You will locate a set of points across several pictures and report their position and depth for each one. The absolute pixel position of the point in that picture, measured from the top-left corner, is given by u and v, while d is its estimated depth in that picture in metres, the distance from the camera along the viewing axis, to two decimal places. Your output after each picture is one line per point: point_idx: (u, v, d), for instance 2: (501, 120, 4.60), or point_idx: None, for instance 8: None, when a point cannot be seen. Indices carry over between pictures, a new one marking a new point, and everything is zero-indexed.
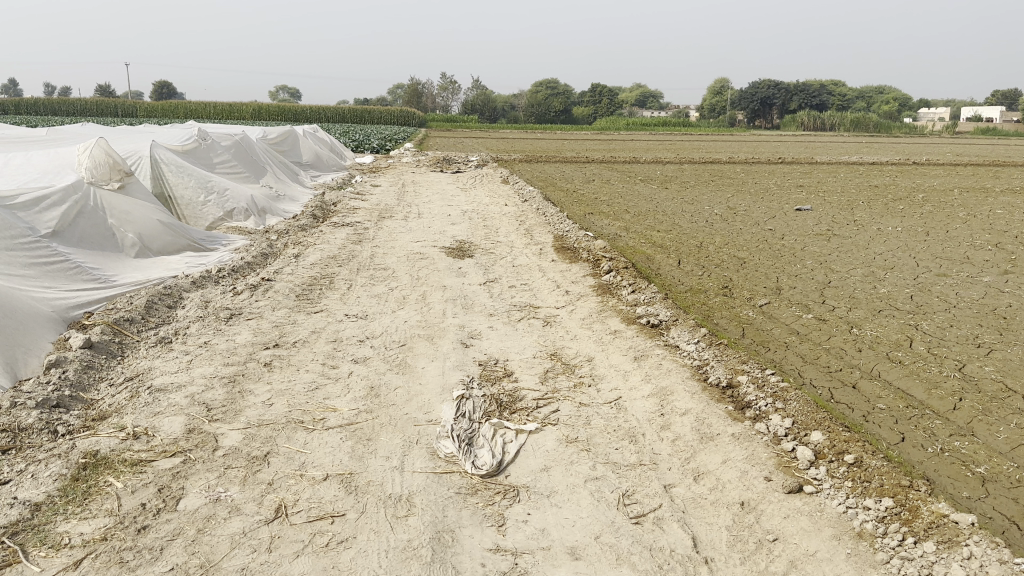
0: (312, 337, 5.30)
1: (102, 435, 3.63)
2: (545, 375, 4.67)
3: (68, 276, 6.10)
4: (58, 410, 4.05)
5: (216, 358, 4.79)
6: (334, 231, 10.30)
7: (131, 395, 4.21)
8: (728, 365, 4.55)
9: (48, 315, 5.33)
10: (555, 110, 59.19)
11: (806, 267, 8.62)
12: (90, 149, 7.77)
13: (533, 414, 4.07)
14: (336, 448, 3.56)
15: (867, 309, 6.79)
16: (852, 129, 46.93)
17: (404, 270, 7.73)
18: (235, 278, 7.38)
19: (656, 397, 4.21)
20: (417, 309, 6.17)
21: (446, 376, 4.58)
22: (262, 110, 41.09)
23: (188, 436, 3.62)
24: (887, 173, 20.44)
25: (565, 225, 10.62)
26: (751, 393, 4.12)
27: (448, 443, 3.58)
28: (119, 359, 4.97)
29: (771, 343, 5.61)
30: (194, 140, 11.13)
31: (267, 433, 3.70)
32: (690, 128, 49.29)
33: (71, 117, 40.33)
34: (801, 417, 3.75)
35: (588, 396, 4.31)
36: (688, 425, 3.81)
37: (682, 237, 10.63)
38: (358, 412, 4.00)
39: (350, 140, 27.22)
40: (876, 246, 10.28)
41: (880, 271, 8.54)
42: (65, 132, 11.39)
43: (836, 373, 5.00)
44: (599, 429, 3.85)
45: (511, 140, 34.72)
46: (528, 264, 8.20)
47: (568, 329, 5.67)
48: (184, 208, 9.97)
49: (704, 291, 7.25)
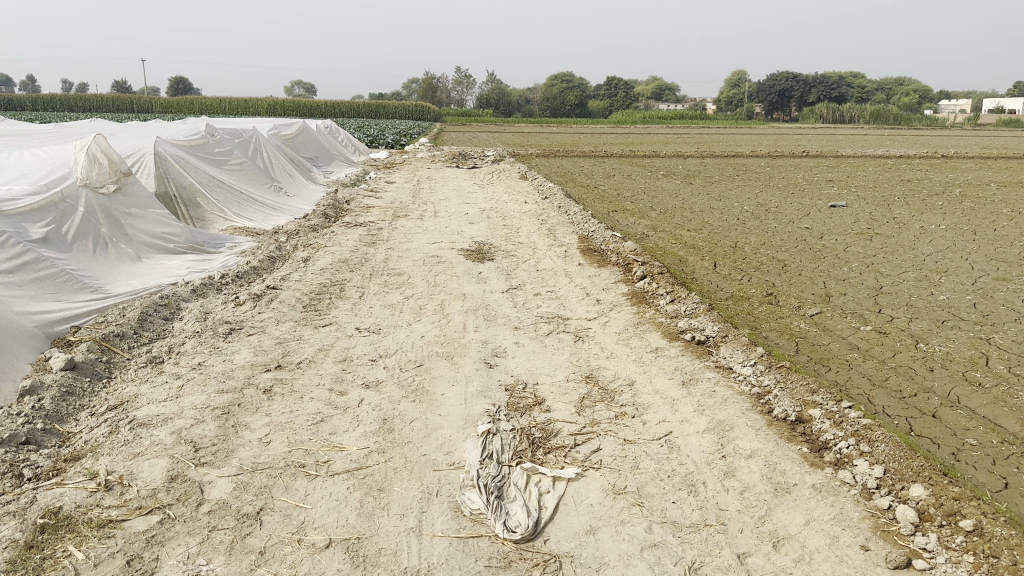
0: (318, 357, 4.76)
1: (68, 485, 3.09)
2: (581, 405, 4.09)
3: (57, 285, 5.59)
4: (27, 448, 3.52)
5: (210, 383, 4.26)
6: (347, 232, 9.77)
7: (111, 430, 3.67)
8: (795, 396, 3.96)
9: (29, 332, 4.82)
10: (571, 103, 58.35)
11: (853, 270, 8.00)
12: (86, 144, 6.95)
13: (570, 454, 3.51)
14: (342, 503, 3.01)
15: (930, 319, 6.16)
16: (872, 120, 45.81)
17: (420, 276, 7.17)
18: (240, 285, 6.87)
19: (714, 433, 3.63)
20: (435, 322, 5.62)
21: (468, 406, 4.02)
22: (277, 105, 40.66)
23: (169, 486, 3.08)
24: (916, 167, 19.63)
25: (590, 224, 10.01)
26: (827, 430, 3.55)
27: (475, 497, 3.03)
28: (105, 382, 4.45)
29: (831, 361, 5.02)
30: (200, 136, 10.59)
31: (262, 481, 3.15)
32: (708, 122, 48.41)
33: (86, 114, 39.92)
34: (893, 464, 3.19)
35: (633, 431, 3.73)
36: (758, 472, 3.25)
37: (715, 237, 10.02)
38: (368, 452, 3.45)
39: (364, 135, 26.71)
40: (923, 246, 9.62)
41: (934, 275, 7.89)
42: (67, 127, 10.87)
43: (911, 400, 4.41)
44: (651, 475, 3.28)
45: (524, 135, 34.23)
46: (553, 268, 7.63)
47: (603, 345, 5.09)
48: (187, 209, 9.46)
49: (747, 298, 6.67)
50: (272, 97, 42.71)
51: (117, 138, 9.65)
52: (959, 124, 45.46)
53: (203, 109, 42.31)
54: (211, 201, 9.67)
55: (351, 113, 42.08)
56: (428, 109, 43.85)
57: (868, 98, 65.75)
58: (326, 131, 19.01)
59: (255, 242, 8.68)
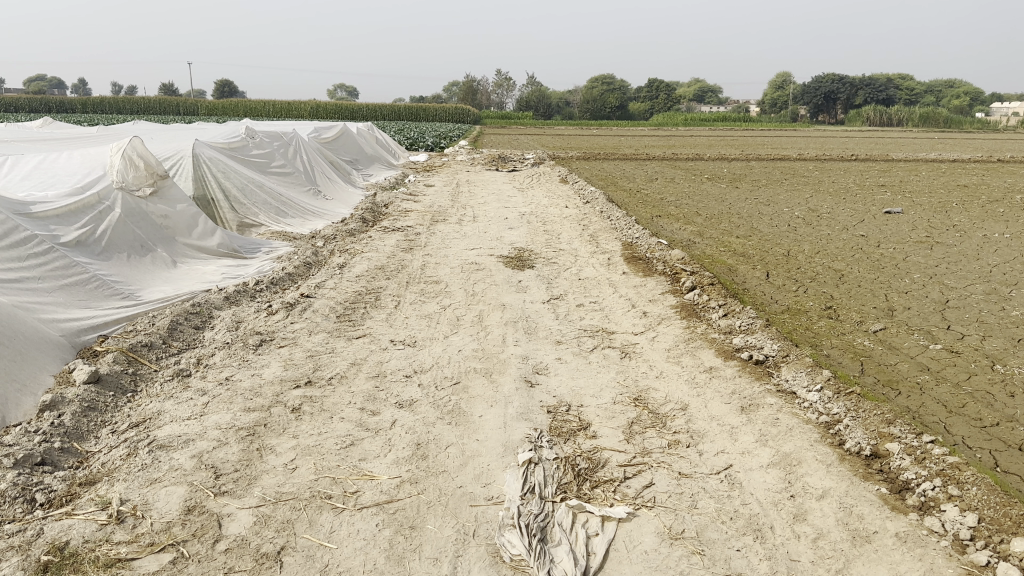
0: (351, 372, 4.52)
1: (78, 516, 2.88)
2: (630, 430, 3.77)
3: (88, 292, 5.44)
4: (41, 469, 3.31)
5: (236, 400, 4.04)
6: (385, 237, 9.55)
7: (129, 452, 3.45)
8: (868, 426, 3.61)
9: (54, 342, 4.65)
10: (612, 106, 57.78)
11: (916, 282, 7.53)
12: (123, 146, 6.84)
13: (620, 489, 3.19)
14: (370, 543, 2.75)
15: (1004, 338, 5.71)
16: (921, 124, 44.50)
17: (458, 284, 6.92)
18: (274, 292, 6.69)
19: (780, 468, 3.30)
20: (473, 334, 5.34)
21: (508, 430, 3.73)
22: (319, 110, 41.15)
23: (185, 518, 2.85)
24: (971, 172, 18.85)
25: (634, 231, 9.65)
26: (907, 469, 3.21)
27: (517, 540, 2.76)
28: (129, 396, 4.25)
29: (902, 384, 4.63)
30: (239, 139, 10.49)
31: (285, 514, 2.91)
32: (751, 124, 47.58)
33: (130, 116, 40.92)
34: (989, 513, 2.85)
35: (689, 463, 3.41)
36: (832, 517, 2.92)
37: (765, 244, 9.61)
38: (400, 482, 3.18)
39: (402, 138, 26.59)
40: (988, 255, 9.09)
41: (1003, 288, 7.39)
42: (108, 129, 10.81)
43: (994, 429, 4.00)
44: (710, 517, 2.96)
45: (564, 137, 33.88)
46: (596, 277, 7.30)
47: (652, 364, 4.75)
48: (226, 212, 9.34)
49: (804, 312, 6.28)
50: (316, 100, 43.03)
51: (157, 141, 9.56)
52: (1012, 127, 43.92)
53: (246, 113, 42.70)
54: (248, 206, 9.54)
55: (391, 116, 42.22)
56: (468, 113, 43.63)
57: (914, 100, 64.25)
58: (367, 133, 18.86)
59: (292, 247, 8.49)
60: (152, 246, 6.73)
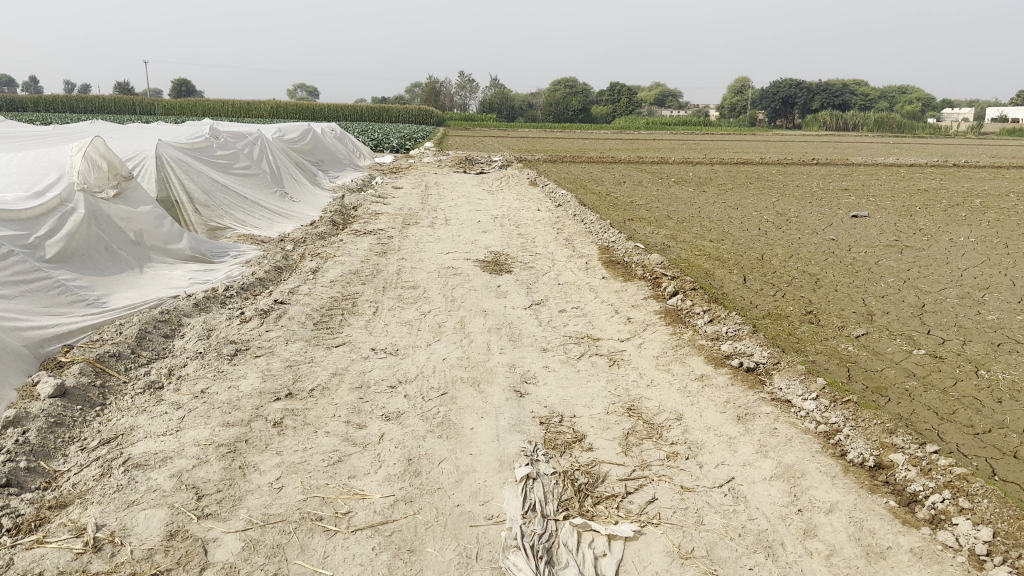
0: (332, 383, 4.34)
1: (50, 545, 2.68)
2: (626, 442, 3.66)
3: (51, 298, 5.17)
4: (6, 492, 3.08)
5: (213, 414, 3.84)
6: (356, 240, 9.34)
7: (102, 472, 3.24)
8: (870, 437, 3.56)
9: (16, 352, 4.39)
10: (575, 109, 58.04)
11: (891, 287, 7.56)
12: (84, 147, 6.58)
13: (623, 505, 3.08)
14: (368, 568, 2.60)
15: (984, 342, 5.74)
16: (876, 129, 45.43)
17: (436, 289, 6.76)
18: (244, 298, 6.47)
19: (784, 481, 3.22)
20: (457, 342, 5.19)
21: (502, 444, 3.60)
22: (281, 109, 40.58)
23: (168, 545, 2.67)
24: (930, 176, 19.24)
25: (609, 234, 9.58)
26: (914, 480, 3.16)
27: (524, 563, 2.64)
28: (97, 410, 4.01)
29: (890, 391, 4.60)
30: (203, 139, 10.17)
31: (274, 538, 2.75)
32: (712, 128, 48.14)
33: (85, 113, 39.89)
34: (1003, 526, 2.81)
35: (691, 476, 3.31)
36: (843, 532, 2.85)
37: (739, 248, 9.63)
38: (394, 501, 3.03)
39: (367, 140, 26.26)
40: (957, 259, 9.20)
41: (977, 292, 7.46)
42: (66, 128, 10.40)
43: (986, 436, 3.98)
44: (718, 533, 2.87)
45: (528, 140, 33.84)
46: (575, 282, 7.21)
47: (642, 372, 4.66)
48: (191, 215, 9.02)
49: (786, 317, 6.26)
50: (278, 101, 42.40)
51: (118, 141, 9.22)
52: (963, 133, 45.08)
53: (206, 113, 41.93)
54: (214, 209, 9.23)
55: (355, 117, 41.79)
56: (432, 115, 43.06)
57: (868, 105, 65.67)
58: (332, 134, 18.52)
59: (261, 251, 8.24)
60: (116, 250, 6.45)
